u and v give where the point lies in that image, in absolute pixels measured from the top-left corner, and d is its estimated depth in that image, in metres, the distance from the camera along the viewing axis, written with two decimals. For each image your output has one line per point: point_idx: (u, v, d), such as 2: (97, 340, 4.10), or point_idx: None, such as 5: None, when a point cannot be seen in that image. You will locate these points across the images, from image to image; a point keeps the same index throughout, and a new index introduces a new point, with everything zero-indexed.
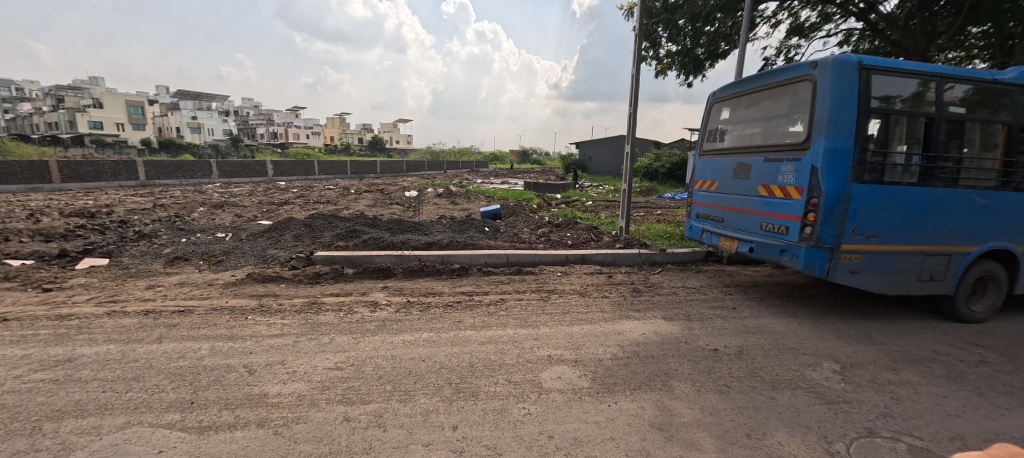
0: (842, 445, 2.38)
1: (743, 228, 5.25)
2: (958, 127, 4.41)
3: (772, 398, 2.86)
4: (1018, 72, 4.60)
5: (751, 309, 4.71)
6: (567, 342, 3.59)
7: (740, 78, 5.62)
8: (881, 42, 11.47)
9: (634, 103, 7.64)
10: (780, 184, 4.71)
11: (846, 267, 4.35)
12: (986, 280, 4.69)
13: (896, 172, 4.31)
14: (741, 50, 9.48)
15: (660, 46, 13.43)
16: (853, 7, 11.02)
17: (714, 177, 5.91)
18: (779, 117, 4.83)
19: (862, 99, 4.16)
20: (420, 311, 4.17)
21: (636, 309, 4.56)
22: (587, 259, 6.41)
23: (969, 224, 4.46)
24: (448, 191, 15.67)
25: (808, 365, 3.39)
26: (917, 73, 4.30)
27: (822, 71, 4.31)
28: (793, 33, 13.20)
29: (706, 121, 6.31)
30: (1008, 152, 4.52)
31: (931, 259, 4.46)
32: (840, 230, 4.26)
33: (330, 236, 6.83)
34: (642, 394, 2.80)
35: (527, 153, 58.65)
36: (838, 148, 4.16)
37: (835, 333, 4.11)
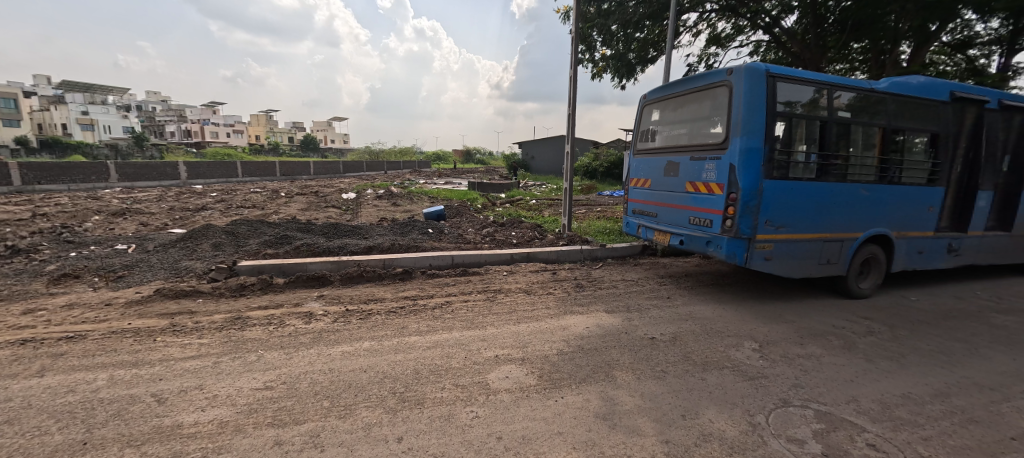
0: (762, 417, 2.63)
1: (674, 222, 5.62)
2: (846, 130, 5.06)
3: (703, 379, 3.09)
4: (890, 82, 5.36)
5: (682, 297, 5.06)
6: (514, 341, 3.60)
7: (667, 82, 6.00)
8: (784, 53, 12.89)
9: (572, 104, 7.87)
10: (704, 180, 5.11)
11: (761, 255, 4.82)
12: (870, 262, 5.45)
13: (799, 169, 4.85)
14: (668, 57, 10.15)
15: (595, 50, 13.99)
16: (761, 21, 12.27)
17: (647, 175, 6.26)
18: (702, 119, 5.23)
19: (770, 104, 4.63)
20: (360, 319, 3.97)
21: (579, 304, 4.70)
22: (531, 257, 6.50)
23: (856, 213, 5.15)
24: (389, 192, 15.10)
25: (733, 346, 3.71)
26: (813, 81, 4.86)
27: (737, 77, 4.74)
28: (712, 43, 14.43)
29: (638, 122, 6.66)
30: (883, 151, 5.27)
31: (828, 245, 5.09)
32: (755, 221, 4.70)
33: (256, 244, 6.27)
34: (587, 387, 2.89)
35: (471, 153, 58.32)
36: (751, 147, 4.59)
37: (754, 315, 4.54)
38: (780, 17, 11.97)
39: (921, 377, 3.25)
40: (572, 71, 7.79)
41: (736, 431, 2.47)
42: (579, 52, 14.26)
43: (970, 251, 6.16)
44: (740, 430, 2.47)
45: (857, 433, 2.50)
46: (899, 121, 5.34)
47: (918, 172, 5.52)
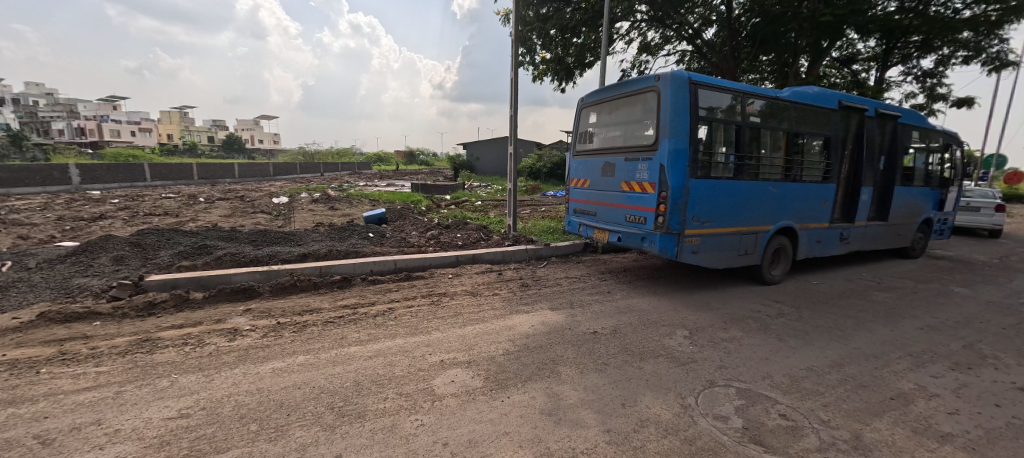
0: (692, 398, 2.84)
1: (612, 220, 5.89)
2: (757, 133, 5.62)
3: (640, 368, 3.27)
4: (792, 92, 6.04)
5: (621, 291, 5.32)
6: (459, 345, 3.57)
7: (603, 86, 6.28)
8: (705, 63, 14.04)
9: (514, 105, 7.95)
10: (638, 180, 5.42)
11: (690, 248, 5.21)
12: (780, 251, 6.11)
13: (719, 169, 5.30)
14: (603, 62, 10.63)
15: (536, 53, 14.33)
16: (685, 32, 13.27)
17: (586, 175, 6.50)
18: (635, 122, 5.54)
19: (694, 109, 5.02)
20: (293, 333, 3.70)
21: (525, 303, 4.76)
22: (476, 259, 6.48)
23: (768, 208, 5.74)
24: (325, 195, 14.27)
25: (666, 335, 3.97)
26: (730, 89, 5.34)
27: (664, 83, 5.07)
28: (643, 51, 15.36)
29: (577, 124, 6.89)
30: (788, 153, 5.92)
31: (745, 237, 5.62)
32: (683, 218, 5.07)
33: (169, 256, 5.61)
34: (532, 385, 2.94)
35: (414, 154, 56.85)
36: (679, 149, 4.95)
37: (684, 305, 4.89)
38: (701, 29, 13.10)
39: (821, 351, 3.70)
40: (513, 73, 7.88)
41: (670, 414, 2.65)
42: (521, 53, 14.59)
43: (858, 239, 7.12)
44: (673, 413, 2.65)
45: (771, 405, 2.79)
46: (799, 126, 6.03)
47: (816, 171, 6.27)
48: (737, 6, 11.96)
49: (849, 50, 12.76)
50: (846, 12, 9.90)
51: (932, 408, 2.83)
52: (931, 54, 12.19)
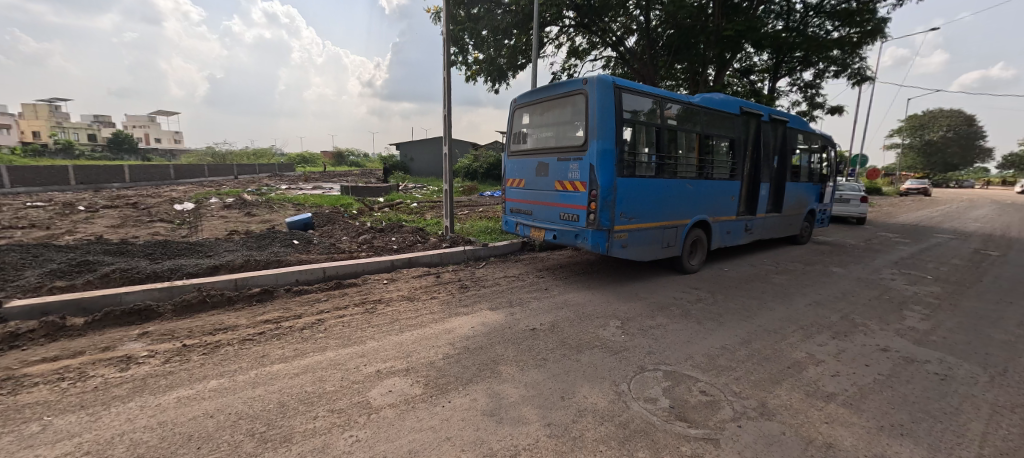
0: (625, 385, 3.01)
1: (547, 219, 6.05)
2: (675, 135, 6.11)
3: (578, 360, 3.40)
4: (702, 98, 6.65)
5: (558, 287, 5.48)
6: (396, 352, 3.43)
7: (534, 88, 6.43)
8: (628, 69, 14.98)
9: (447, 105, 7.84)
10: (570, 179, 5.62)
11: (619, 243, 5.52)
12: (697, 243, 6.72)
13: (643, 168, 5.68)
14: (534, 65, 10.88)
15: (468, 53, 14.29)
16: (609, 39, 14.04)
17: (521, 175, 6.60)
18: (566, 124, 5.74)
19: (619, 111, 5.33)
20: (203, 355, 3.30)
21: (464, 305, 4.71)
22: (413, 262, 6.29)
23: (685, 204, 6.28)
24: (240, 200, 12.97)
25: (601, 326, 4.16)
26: (651, 94, 5.75)
27: (591, 86, 5.32)
28: (572, 55, 16.00)
29: (510, 124, 6.97)
30: (700, 153, 6.52)
31: (667, 231, 6.09)
32: (613, 214, 5.36)
33: (37, 276, 4.72)
34: (474, 387, 2.91)
35: (343, 154, 53.75)
36: (606, 149, 5.22)
37: (616, 297, 5.17)
38: (624, 37, 13.96)
39: (732, 330, 4.13)
40: (445, 72, 7.76)
41: (606, 402, 2.78)
42: (453, 53, 14.47)
43: (759, 230, 8.04)
44: (608, 400, 2.78)
45: (693, 384, 3.05)
46: (709, 129, 6.67)
47: (724, 169, 6.98)
48: (653, 18, 12.86)
49: (747, 62, 14.40)
50: (744, 28, 11.24)
51: (819, 372, 3.28)
52: (810, 68, 14.18)
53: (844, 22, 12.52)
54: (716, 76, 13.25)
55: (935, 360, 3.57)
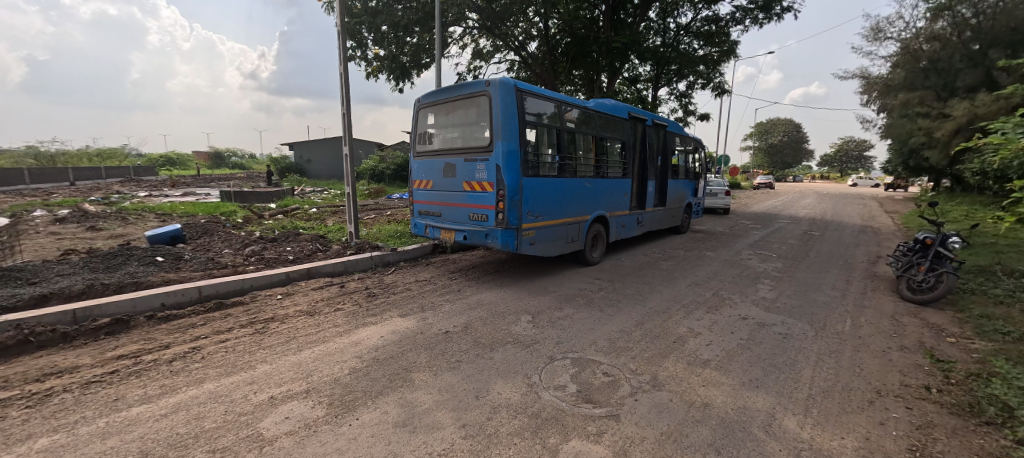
0: (536, 376, 3.14)
1: (456, 220, 6.01)
2: (574, 137, 6.53)
3: (491, 358, 3.45)
4: (596, 103, 7.21)
5: (471, 288, 5.50)
6: (294, 374, 3.11)
7: (437, 88, 6.33)
8: (531, 73, 15.60)
9: (345, 102, 7.33)
10: (478, 180, 5.68)
11: (527, 240, 5.73)
12: (598, 237, 7.28)
13: (546, 168, 5.97)
14: (438, 65, 10.72)
15: (367, 48, 13.53)
16: (512, 43, 14.45)
17: (428, 176, 6.46)
18: (471, 125, 5.77)
19: (522, 114, 5.53)
20: (27, 409, 2.61)
21: (372, 314, 4.45)
22: (313, 273, 5.76)
23: (585, 201, 6.75)
24: (79, 211, 10.54)
25: (513, 322, 4.28)
26: (551, 98, 6.06)
27: (494, 89, 5.43)
28: (476, 56, 16.12)
29: (415, 124, 6.77)
30: (597, 154, 7.07)
31: (571, 227, 6.48)
32: (519, 213, 5.53)
33: None
34: (384, 399, 2.78)
35: (222, 155, 46.97)
36: (511, 150, 5.37)
37: (526, 292, 5.36)
38: (525, 42, 14.50)
39: (629, 314, 4.56)
40: (341, 67, 7.25)
41: (519, 395, 2.86)
42: (350, 47, 13.57)
43: (649, 222, 9.00)
44: (521, 393, 2.88)
45: (597, 367, 3.30)
46: (604, 132, 7.26)
47: (618, 169, 7.66)
48: (551, 25, 13.57)
49: (633, 72, 16.00)
50: (629, 41, 12.48)
51: (697, 343, 3.80)
52: (683, 80, 16.28)
53: (707, 41, 14.64)
54: (608, 83, 14.49)
55: (779, 323, 4.38)
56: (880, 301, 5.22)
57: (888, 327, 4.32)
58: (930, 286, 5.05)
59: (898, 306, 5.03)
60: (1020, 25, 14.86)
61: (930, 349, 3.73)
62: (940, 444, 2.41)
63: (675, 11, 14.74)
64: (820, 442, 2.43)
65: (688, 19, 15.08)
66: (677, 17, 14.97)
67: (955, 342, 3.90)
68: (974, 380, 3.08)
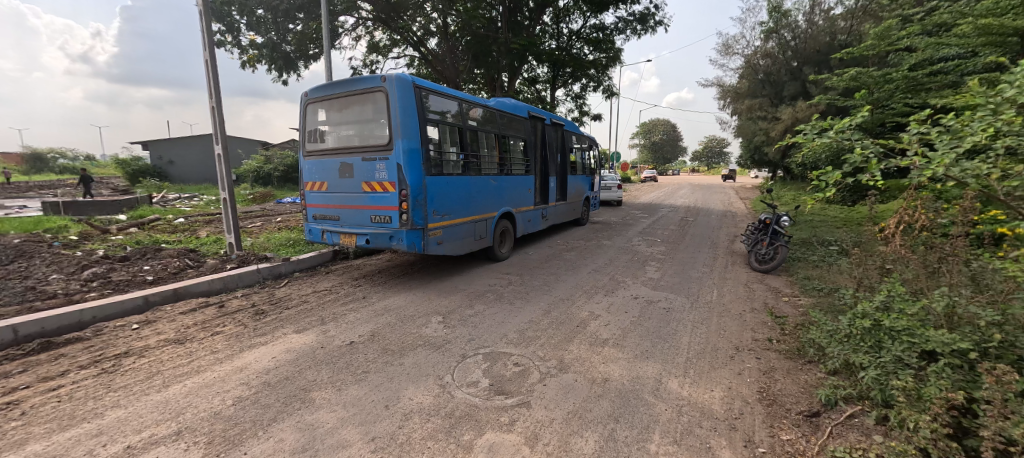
0: (449, 376, 3.11)
1: (357, 223, 5.65)
2: (477, 135, 6.60)
3: (402, 363, 3.33)
4: (497, 102, 7.37)
5: (377, 294, 5.22)
6: (159, 415, 2.63)
7: (327, 82, 5.85)
8: (432, 69, 15.30)
9: (214, 94, 6.36)
10: (378, 180, 5.40)
11: (434, 240, 5.63)
12: (505, 233, 7.47)
13: (450, 166, 5.93)
14: (328, 56, 9.89)
15: (240, 33, 11.94)
16: (409, 39, 14.08)
17: (321, 177, 5.94)
18: (368, 122, 5.45)
19: (422, 111, 5.41)
20: None
21: (262, 333, 3.97)
22: (182, 294, 4.92)
23: (491, 199, 6.87)
24: None
25: (424, 324, 4.19)
26: (452, 96, 6.03)
27: (390, 84, 5.20)
28: (372, 50, 15.28)
29: (302, 120, 6.15)
30: (500, 152, 7.23)
31: (478, 224, 6.53)
32: (425, 213, 5.41)
33: None
34: (278, 425, 2.51)
35: (43, 156, 37.36)
36: (412, 148, 5.22)
37: (436, 293, 5.28)
38: (424, 37, 14.17)
39: (536, 304, 4.78)
40: (206, 52, 6.26)
41: (430, 398, 2.81)
42: (219, 31, 11.87)
43: (552, 216, 9.50)
44: (434, 396, 2.82)
45: (508, 359, 3.40)
46: (506, 130, 7.46)
47: (521, 166, 7.93)
48: (450, 23, 13.40)
49: (532, 72, 16.67)
50: (527, 43, 12.93)
51: (597, 324, 4.14)
52: (577, 82, 17.47)
53: (595, 47, 15.89)
54: (509, 83, 14.88)
55: (663, 299, 4.98)
56: (737, 273, 6.27)
57: (742, 293, 5.21)
58: (770, 257, 6.21)
59: (749, 275, 6.10)
60: (821, 48, 19.05)
61: (771, 308, 4.60)
62: (779, 383, 3.00)
63: (567, 17, 15.71)
64: (696, 397, 2.84)
65: (578, 25, 16.19)
66: (568, 22, 15.97)
67: (787, 300, 4.87)
68: (800, 329, 3.87)
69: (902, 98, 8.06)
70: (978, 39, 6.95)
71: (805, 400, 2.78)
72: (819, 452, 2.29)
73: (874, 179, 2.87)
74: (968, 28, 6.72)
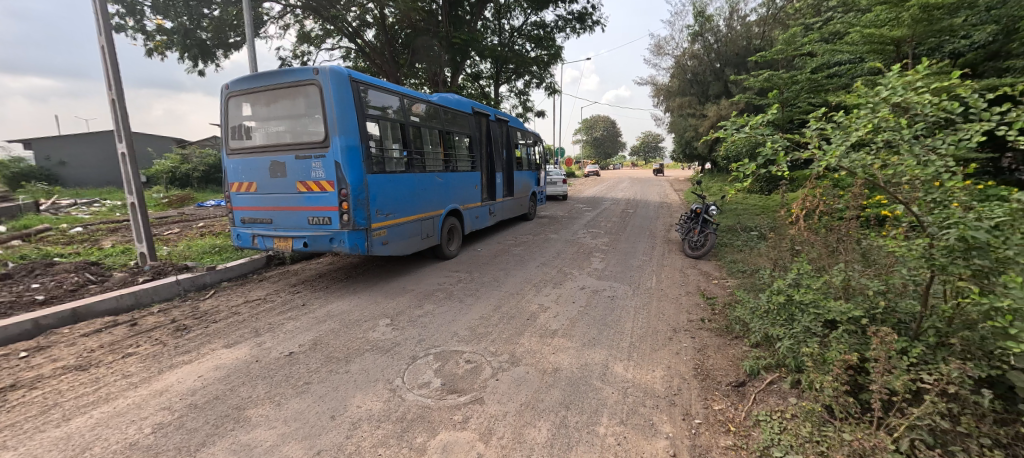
0: (399, 379, 3.03)
1: (292, 225, 5.29)
2: (420, 131, 6.45)
3: (348, 371, 3.18)
4: (439, 97, 7.24)
5: (318, 300, 4.94)
6: (59, 453, 2.30)
7: (251, 73, 5.39)
8: (370, 63, 14.66)
9: (114, 85, 5.61)
10: (314, 179, 5.10)
11: (379, 241, 5.42)
12: (453, 230, 7.39)
13: (393, 163, 5.74)
14: (251, 46, 9.10)
15: (144, 16, 10.60)
16: (344, 29, 13.42)
17: (248, 178, 5.47)
18: (300, 117, 5.11)
19: (359, 106, 5.16)
20: None
21: (187, 351, 3.61)
22: (82, 315, 4.30)
23: (437, 196, 6.76)
24: None
25: (370, 329, 4.03)
26: (392, 91, 5.84)
27: (323, 77, 4.91)
28: (303, 40, 14.32)
29: (224, 116, 5.63)
30: (445, 148, 7.12)
31: (424, 222, 6.39)
32: (367, 212, 5.20)
33: None
34: (210, 449, 2.30)
35: None
36: (350, 145, 4.98)
37: (383, 295, 5.10)
38: (360, 28, 13.53)
39: (487, 300, 4.79)
40: (102, 37, 5.50)
41: (379, 404, 2.71)
42: (117, 13, 10.48)
43: (500, 212, 9.54)
44: (382, 402, 2.73)
45: (460, 357, 3.38)
46: (450, 126, 7.35)
47: (466, 162, 7.86)
48: (388, 14, 12.90)
49: (475, 68, 16.56)
50: (468, 38, 12.80)
51: (546, 316, 4.25)
52: (520, 79, 17.64)
53: (537, 44, 16.12)
54: (452, 78, 14.66)
55: (608, 288, 5.22)
56: (673, 259, 6.72)
57: (678, 278, 5.60)
58: (701, 244, 6.69)
59: (683, 261, 6.57)
60: (740, 51, 20.83)
61: (703, 290, 5.00)
62: (711, 359, 3.28)
63: (508, 13, 15.77)
64: (640, 379, 3.01)
65: (519, 22, 16.32)
66: (509, 19, 16.03)
67: (716, 283, 5.31)
68: (727, 308, 4.24)
69: (806, 98, 9.03)
70: (863, 46, 7.97)
71: (733, 372, 3.07)
72: (745, 418, 2.54)
73: (783, 170, 3.19)
74: (857, 36, 7.70)
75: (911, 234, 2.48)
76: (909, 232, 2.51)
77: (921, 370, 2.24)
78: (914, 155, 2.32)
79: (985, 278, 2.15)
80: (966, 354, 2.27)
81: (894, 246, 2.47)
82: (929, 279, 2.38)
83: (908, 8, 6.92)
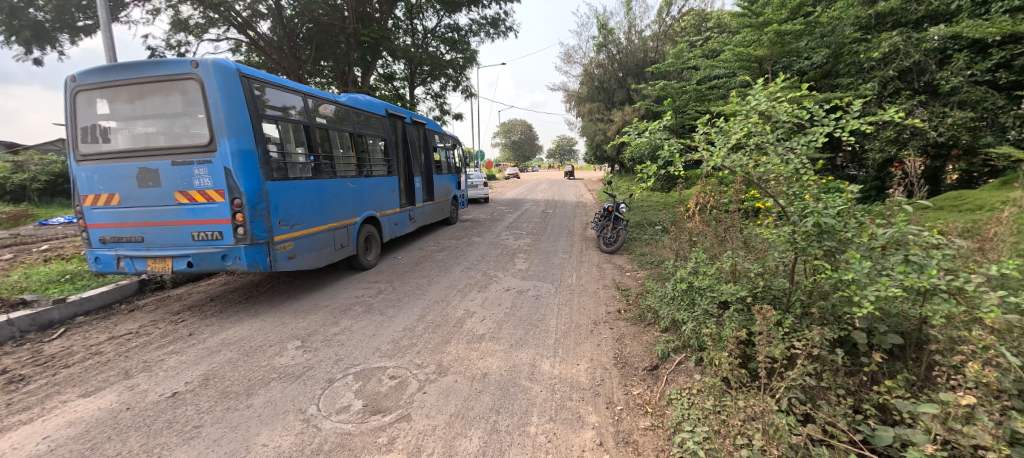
0: (313, 407, 2.73)
1: (171, 243, 4.52)
2: (328, 134, 5.99)
3: (250, 405, 2.81)
4: (348, 98, 6.79)
5: (210, 327, 4.29)
6: None
7: (107, 64, 4.51)
8: (265, 58, 13.24)
9: None
10: (198, 188, 4.43)
11: (284, 254, 4.89)
12: (370, 238, 6.96)
13: (297, 169, 5.24)
14: (109, 30, 7.66)
15: None
16: (232, 19, 11.93)
17: (108, 188, 4.56)
18: (176, 117, 4.41)
19: (252, 105, 4.61)
20: None
21: (26, 408, 2.87)
22: None
23: (350, 202, 6.33)
24: None
25: (277, 354, 3.60)
26: (292, 89, 5.33)
27: (205, 71, 4.29)
28: (180, 28, 12.47)
29: (70, 114, 4.62)
30: (357, 152, 6.68)
31: (336, 232, 5.91)
32: (268, 224, 4.66)
33: None
34: None
35: None
36: (243, 149, 4.42)
37: (291, 314, 4.60)
38: (251, 19, 12.19)
39: (410, 310, 4.58)
40: None
41: (290, 439, 2.42)
42: None
43: (420, 217, 9.24)
44: (293, 436, 2.44)
45: (383, 373, 3.17)
46: (362, 128, 6.93)
47: (381, 166, 7.46)
48: (285, 6, 11.80)
49: (387, 68, 15.89)
50: (378, 36, 12.21)
51: (473, 321, 4.20)
52: (436, 81, 17.35)
53: (452, 47, 15.99)
54: (363, 78, 13.86)
55: (532, 287, 5.33)
56: (591, 255, 7.11)
57: (596, 273, 5.93)
58: (614, 240, 7.18)
59: (600, 257, 6.98)
60: (638, 63, 22.81)
61: (619, 283, 5.35)
62: (629, 348, 3.51)
63: (419, 14, 15.40)
64: (566, 374, 3.11)
65: (432, 23, 16.02)
66: (422, 19, 15.66)
67: (629, 275, 5.71)
68: (639, 298, 4.58)
69: (694, 106, 10.23)
70: (735, 62, 9.23)
71: (647, 357, 3.33)
72: (660, 398, 2.78)
73: (678, 170, 3.51)
74: (730, 53, 8.93)
75: (779, 223, 2.88)
76: (777, 221, 2.91)
77: (793, 338, 2.63)
78: (778, 155, 2.69)
79: (833, 257, 2.59)
80: (823, 320, 2.74)
81: (768, 233, 2.85)
82: (793, 260, 2.79)
83: (766, 32, 8.19)
